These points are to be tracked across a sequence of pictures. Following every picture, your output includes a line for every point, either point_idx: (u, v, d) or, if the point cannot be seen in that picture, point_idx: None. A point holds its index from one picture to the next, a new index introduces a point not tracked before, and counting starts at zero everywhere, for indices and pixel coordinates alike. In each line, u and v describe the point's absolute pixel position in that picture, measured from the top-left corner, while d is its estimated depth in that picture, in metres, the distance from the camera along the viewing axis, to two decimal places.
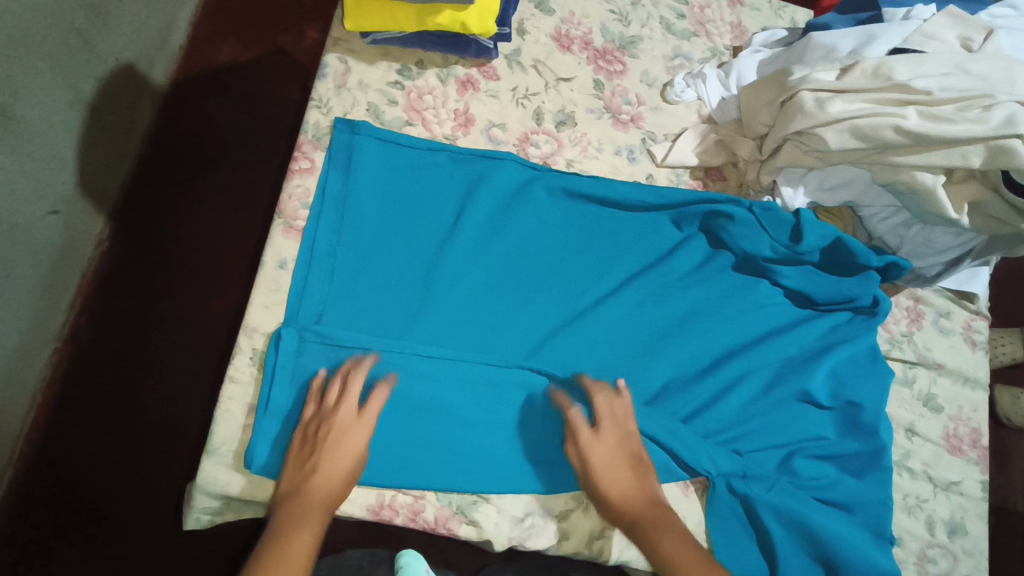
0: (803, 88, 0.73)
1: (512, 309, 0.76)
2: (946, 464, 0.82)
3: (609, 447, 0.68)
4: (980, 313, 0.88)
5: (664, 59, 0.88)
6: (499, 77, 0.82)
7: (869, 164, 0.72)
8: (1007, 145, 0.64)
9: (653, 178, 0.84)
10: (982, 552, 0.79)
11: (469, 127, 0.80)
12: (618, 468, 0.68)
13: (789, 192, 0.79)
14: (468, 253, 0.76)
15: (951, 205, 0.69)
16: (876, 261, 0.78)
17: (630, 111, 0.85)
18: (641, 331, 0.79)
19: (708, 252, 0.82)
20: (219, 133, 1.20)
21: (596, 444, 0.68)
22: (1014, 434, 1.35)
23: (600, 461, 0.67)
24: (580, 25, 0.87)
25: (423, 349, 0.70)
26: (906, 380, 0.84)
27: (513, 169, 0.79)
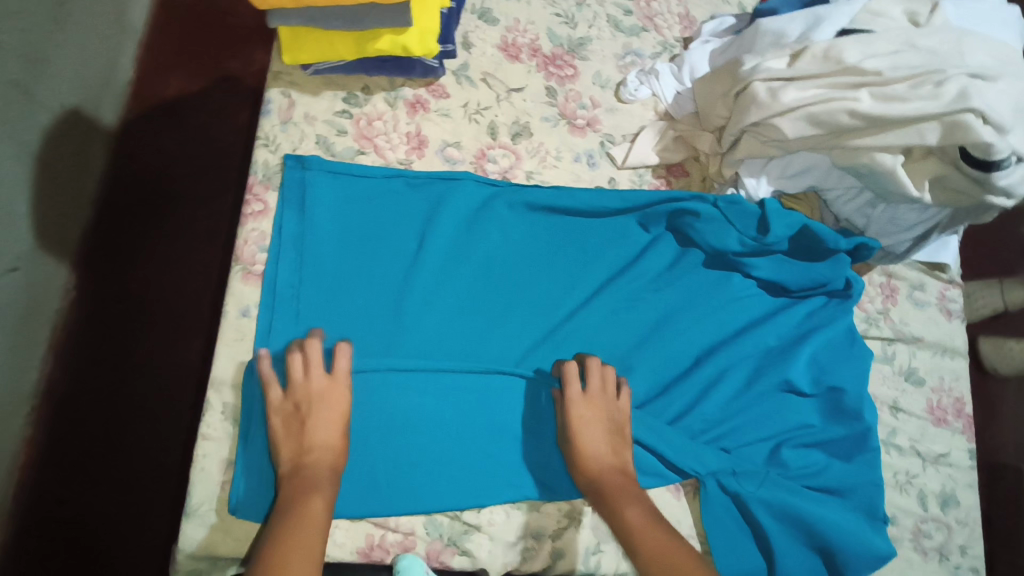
0: (755, 77, 0.72)
1: (485, 330, 0.75)
2: (932, 436, 0.82)
3: (590, 412, 0.69)
4: (953, 281, 0.88)
5: (614, 58, 0.87)
6: (449, 95, 0.80)
7: (830, 148, 0.71)
8: (961, 121, 0.63)
9: (615, 181, 0.82)
10: (974, 520, 0.81)
11: (423, 149, 0.78)
12: (598, 432, 0.68)
13: (752, 182, 0.78)
14: (436, 279, 0.75)
15: (911, 183, 0.68)
16: (843, 245, 0.77)
17: (585, 115, 0.83)
18: (618, 337, 0.78)
19: (677, 251, 0.81)
20: (177, 169, 1.18)
21: (576, 411, 0.69)
22: (998, 385, 1.37)
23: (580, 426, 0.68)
24: (525, 32, 0.85)
25: (400, 382, 0.68)
26: (886, 357, 0.84)
27: (472, 188, 0.77)
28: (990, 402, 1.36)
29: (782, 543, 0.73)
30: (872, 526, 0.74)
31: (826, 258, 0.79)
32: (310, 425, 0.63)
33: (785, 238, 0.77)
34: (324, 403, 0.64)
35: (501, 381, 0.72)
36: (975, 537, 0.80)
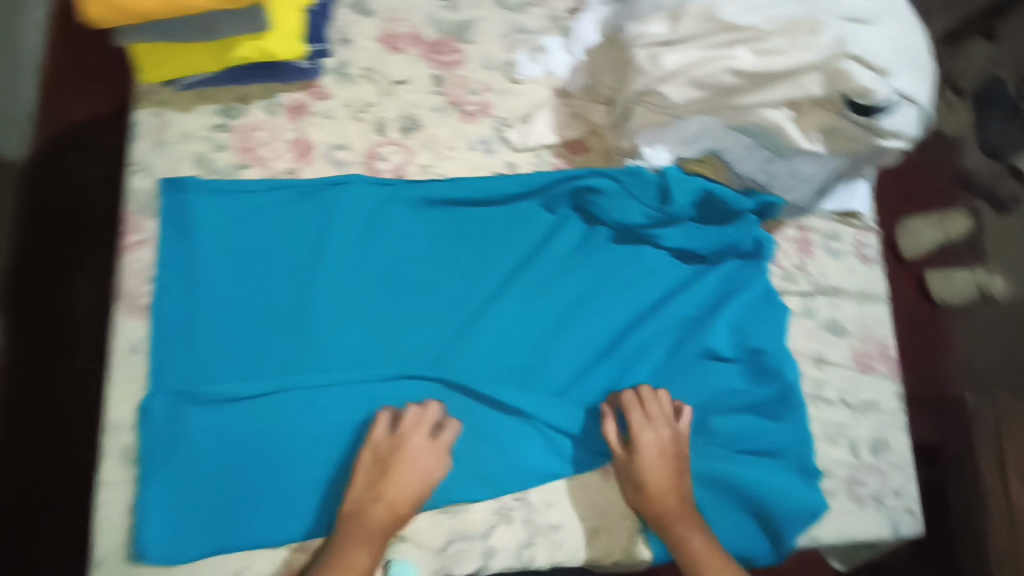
0: (636, 45, 0.70)
1: (395, 336, 0.73)
2: (859, 384, 0.82)
3: (661, 436, 0.71)
4: (868, 227, 0.87)
5: (502, 37, 0.84)
6: (330, 96, 0.78)
7: (720, 109, 0.69)
8: (840, 69, 0.61)
9: (515, 164, 0.80)
10: (908, 462, 0.81)
11: (310, 155, 0.76)
12: (667, 455, 0.70)
13: (650, 152, 0.76)
14: (338, 289, 0.72)
15: (799, 134, 0.67)
16: (745, 204, 0.77)
17: (476, 101, 0.81)
18: (535, 325, 0.76)
19: (586, 230, 0.79)
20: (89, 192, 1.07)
21: (646, 434, 0.70)
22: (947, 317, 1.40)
23: (652, 449, 0.70)
24: (405, 21, 0.82)
25: (308, 400, 0.68)
26: (807, 311, 0.83)
27: (364, 191, 0.75)
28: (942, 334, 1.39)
29: (718, 509, 0.73)
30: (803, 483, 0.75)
31: (731, 220, 0.78)
32: (395, 484, 0.65)
33: (686, 206, 0.76)
34: (411, 466, 0.65)
35: (415, 386, 0.71)
36: (910, 479, 0.81)
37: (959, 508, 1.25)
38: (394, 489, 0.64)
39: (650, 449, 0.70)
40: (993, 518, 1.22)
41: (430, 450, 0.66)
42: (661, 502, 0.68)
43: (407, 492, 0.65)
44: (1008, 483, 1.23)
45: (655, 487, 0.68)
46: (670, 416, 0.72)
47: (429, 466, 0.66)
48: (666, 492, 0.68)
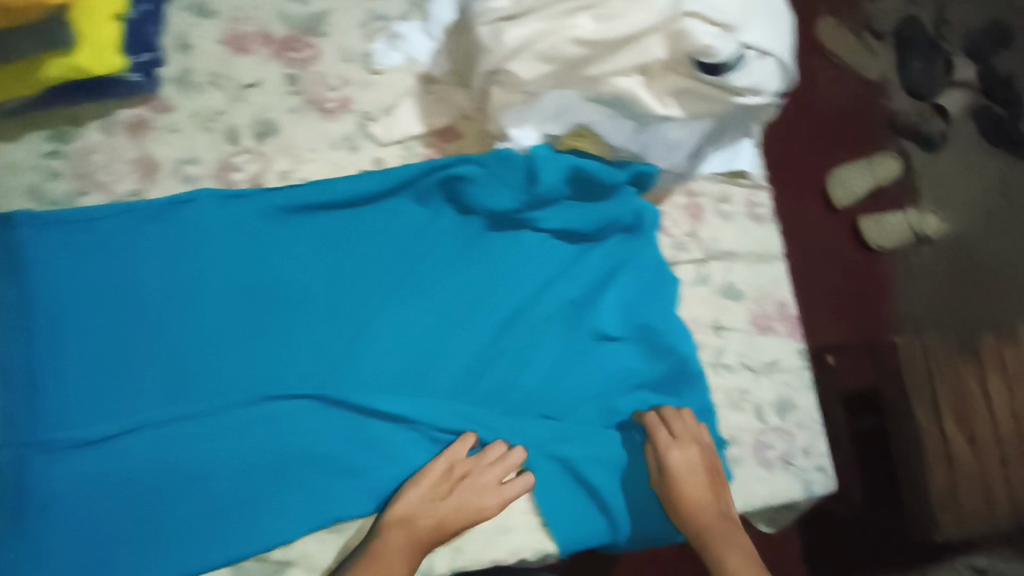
0: (479, 22, 0.65)
1: (265, 356, 0.69)
2: (760, 346, 0.81)
3: (690, 453, 0.70)
4: (759, 185, 0.85)
5: (359, 26, 0.79)
6: (174, 108, 0.73)
7: (575, 82, 0.66)
8: (680, 29, 0.58)
9: (382, 160, 0.77)
10: (815, 420, 0.80)
11: (156, 174, 0.72)
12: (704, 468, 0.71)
13: (518, 132, 0.72)
14: (197, 313, 0.69)
15: (654, 100, 0.65)
16: (619, 177, 0.74)
17: (336, 96, 0.77)
18: (416, 326, 0.73)
19: (460, 220, 0.76)
20: None
21: (674, 452, 0.70)
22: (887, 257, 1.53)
23: (684, 467, 0.69)
24: (252, 19, 0.76)
25: (177, 432, 0.66)
26: (701, 278, 0.81)
27: (214, 209, 0.71)
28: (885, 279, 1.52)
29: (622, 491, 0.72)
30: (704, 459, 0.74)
31: (608, 195, 0.76)
32: (453, 505, 0.66)
33: (556, 185, 0.73)
34: (474, 493, 0.67)
35: (288, 404, 0.68)
36: (818, 436, 0.80)
37: (902, 452, 1.17)
38: (454, 509, 0.66)
39: (683, 468, 0.69)
40: (932, 464, 1.09)
41: (492, 483, 0.67)
42: (698, 516, 0.69)
43: (461, 514, 0.66)
44: (963, 432, 1.08)
45: (691, 503, 0.69)
46: (697, 433, 0.72)
47: (491, 501, 0.67)
48: (705, 505, 0.69)
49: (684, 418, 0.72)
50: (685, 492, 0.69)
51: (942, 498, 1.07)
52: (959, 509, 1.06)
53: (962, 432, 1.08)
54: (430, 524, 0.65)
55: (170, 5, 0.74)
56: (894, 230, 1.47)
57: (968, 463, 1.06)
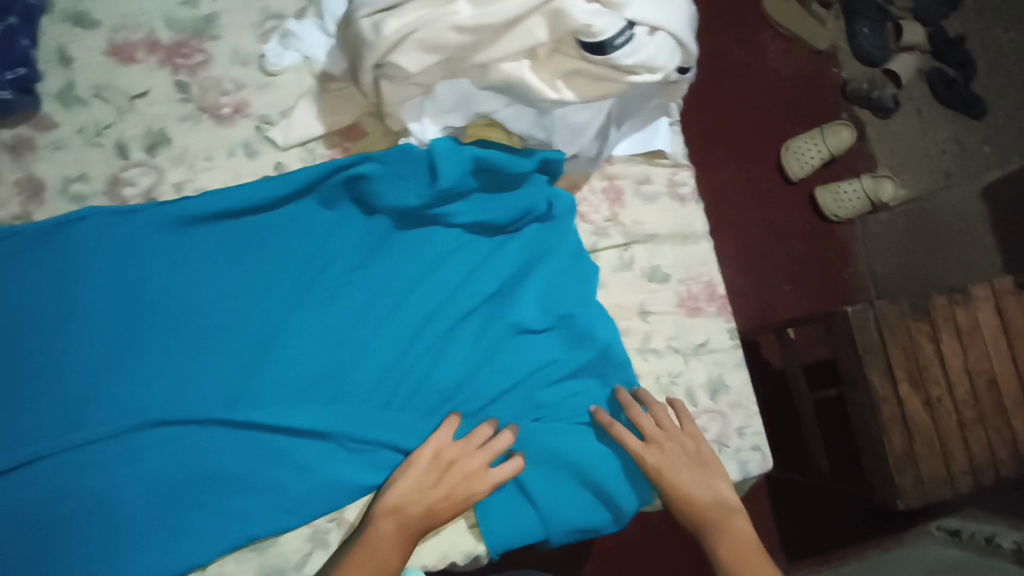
0: (359, 15, 0.63)
1: (172, 377, 0.66)
2: (689, 328, 0.79)
3: (670, 450, 0.70)
4: (680, 164, 0.83)
5: (252, 27, 0.76)
6: (58, 124, 0.70)
7: (465, 70, 0.64)
8: (557, 8, 0.57)
9: (283, 164, 0.74)
10: (747, 399, 0.79)
11: (43, 195, 0.69)
12: (697, 465, 0.70)
13: (418, 127, 0.70)
14: (94, 335, 0.65)
15: (545, 85, 0.63)
16: (526, 166, 0.72)
17: (230, 102, 0.74)
18: (330, 334, 0.71)
19: (367, 221, 0.73)
20: None
21: (653, 450, 0.70)
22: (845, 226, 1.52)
23: (669, 462, 0.70)
24: (137, 27, 0.73)
25: (78, 460, 0.63)
26: (625, 263, 0.80)
27: (103, 223, 0.66)
28: (845, 247, 1.51)
29: (547, 486, 0.71)
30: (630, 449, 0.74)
31: (515, 185, 0.74)
32: (442, 492, 0.65)
33: (460, 180, 0.70)
34: (464, 478, 0.66)
35: (200, 424, 0.66)
36: (751, 414, 0.79)
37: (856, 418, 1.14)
38: (446, 496, 0.65)
39: (668, 465, 0.69)
40: (889, 429, 1.06)
41: (483, 468, 0.67)
42: (693, 507, 0.68)
43: (451, 501, 0.65)
44: (918, 397, 1.08)
45: (683, 495, 0.68)
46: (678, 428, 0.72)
47: (483, 486, 0.66)
48: (701, 496, 0.69)
49: (665, 422, 0.71)
50: (678, 484, 0.69)
51: (899, 461, 1.05)
52: (915, 473, 1.05)
53: (916, 395, 1.08)
54: (420, 511, 0.64)
55: (47, 17, 0.71)
56: (851, 201, 1.45)
57: (924, 426, 1.07)
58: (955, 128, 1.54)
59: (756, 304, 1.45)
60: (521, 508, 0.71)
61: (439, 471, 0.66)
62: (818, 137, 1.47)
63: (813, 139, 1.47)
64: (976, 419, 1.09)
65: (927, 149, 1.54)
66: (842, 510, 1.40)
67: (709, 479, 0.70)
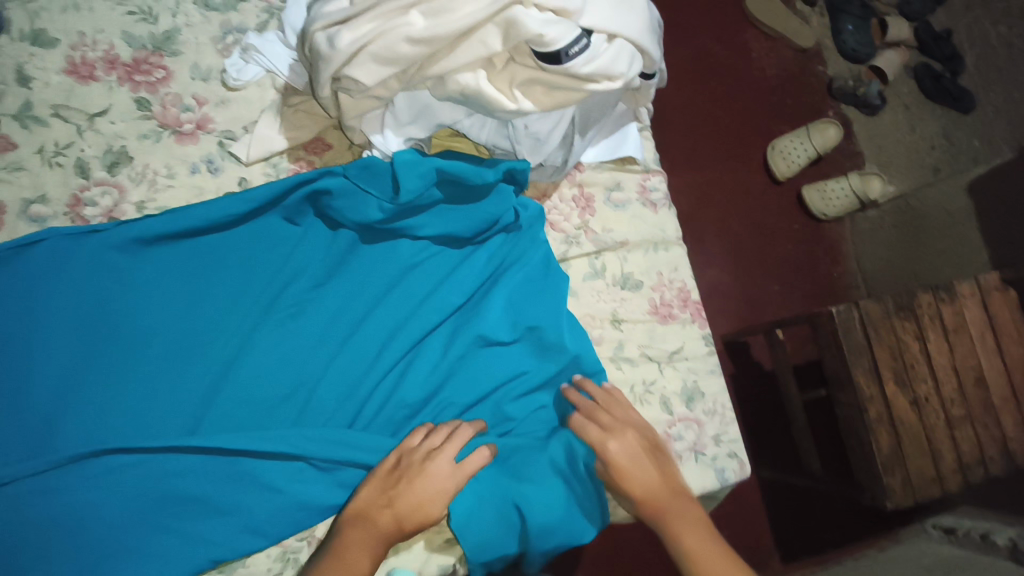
0: (314, 29, 0.62)
1: (136, 399, 0.66)
2: (662, 335, 0.79)
3: (627, 441, 0.67)
4: (651, 170, 0.83)
5: (213, 42, 0.76)
6: (16, 145, 0.69)
7: (422, 82, 0.63)
8: (510, 18, 0.56)
9: (247, 181, 0.74)
10: (723, 405, 0.79)
11: (2, 217, 0.68)
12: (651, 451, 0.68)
13: (381, 139, 0.70)
14: (54, 358, 0.64)
15: (503, 95, 0.62)
16: (490, 177, 0.70)
17: (192, 118, 0.74)
18: (296, 351, 0.70)
19: (331, 236, 0.73)
20: None
21: (611, 442, 0.67)
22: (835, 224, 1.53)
23: (625, 454, 0.66)
24: (96, 44, 0.72)
25: (40, 487, 0.62)
26: (596, 271, 0.79)
27: (62, 246, 0.66)
28: (835, 245, 1.51)
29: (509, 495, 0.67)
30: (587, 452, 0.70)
31: (482, 194, 0.73)
32: (408, 494, 0.62)
33: (423, 193, 0.69)
34: (431, 480, 0.63)
35: (166, 448, 0.65)
36: (728, 421, 0.78)
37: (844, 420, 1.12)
38: (413, 499, 0.62)
39: (624, 455, 0.66)
40: (876, 430, 1.03)
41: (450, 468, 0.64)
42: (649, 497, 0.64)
43: (419, 505, 0.62)
44: (904, 396, 1.05)
45: (639, 485, 0.65)
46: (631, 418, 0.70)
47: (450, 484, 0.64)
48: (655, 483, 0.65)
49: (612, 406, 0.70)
50: (635, 475, 0.65)
51: (886, 462, 1.02)
52: (904, 474, 1.02)
53: (903, 394, 1.05)
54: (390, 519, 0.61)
55: (4, 37, 0.70)
56: (838, 199, 1.43)
57: (911, 426, 1.04)
58: (943, 123, 1.54)
59: (744, 303, 1.44)
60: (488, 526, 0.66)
61: (401, 473, 0.64)
62: (801, 137, 1.45)
63: (796, 139, 1.45)
64: (965, 418, 1.07)
65: (915, 144, 1.54)
66: (838, 510, 1.37)
67: (661, 464, 0.67)
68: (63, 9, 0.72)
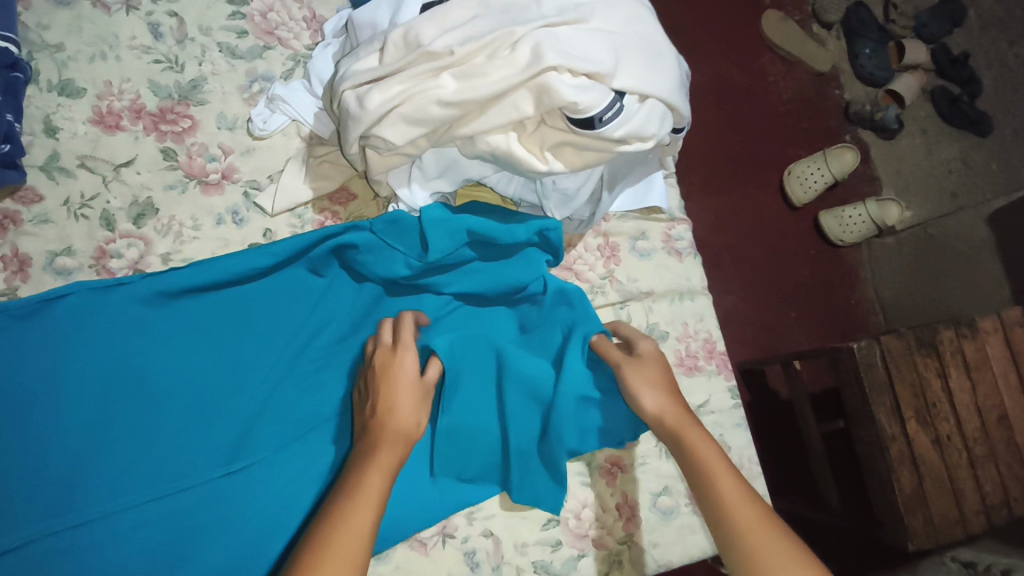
0: (344, 87, 0.62)
1: (162, 454, 0.66)
2: (688, 388, 0.78)
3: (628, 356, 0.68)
4: (676, 218, 0.83)
5: (239, 90, 0.75)
6: (43, 196, 0.69)
7: (451, 140, 0.63)
8: (544, 84, 0.55)
9: (271, 232, 0.74)
10: (750, 459, 0.78)
11: (28, 270, 0.67)
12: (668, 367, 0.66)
13: (408, 193, 0.70)
14: (75, 415, 0.64)
15: (532, 156, 0.61)
16: (521, 235, 0.70)
17: (218, 168, 0.73)
18: (320, 403, 0.72)
19: (355, 289, 0.75)
20: None
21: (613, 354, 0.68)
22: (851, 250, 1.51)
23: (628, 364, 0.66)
24: (122, 94, 0.72)
25: (62, 546, 0.61)
26: (622, 322, 0.78)
27: (88, 300, 0.65)
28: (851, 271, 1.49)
29: (506, 400, 0.68)
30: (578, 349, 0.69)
31: (510, 255, 0.74)
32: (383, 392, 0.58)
33: (449, 253, 0.69)
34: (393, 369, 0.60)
35: (192, 499, 0.65)
36: (753, 475, 0.77)
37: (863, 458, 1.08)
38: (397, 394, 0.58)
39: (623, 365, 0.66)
40: (898, 469, 1.01)
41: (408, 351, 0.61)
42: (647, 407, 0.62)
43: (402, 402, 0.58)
44: (926, 435, 1.03)
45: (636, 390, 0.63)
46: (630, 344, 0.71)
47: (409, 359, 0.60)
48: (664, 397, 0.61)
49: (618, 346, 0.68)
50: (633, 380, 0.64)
51: (907, 503, 1.00)
52: (926, 513, 1.00)
53: (924, 433, 1.03)
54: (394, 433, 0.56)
55: (32, 87, 0.70)
56: (856, 225, 1.42)
57: (933, 465, 1.02)
58: (961, 146, 1.52)
59: (761, 331, 1.42)
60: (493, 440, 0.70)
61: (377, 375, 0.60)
62: (820, 161, 1.43)
63: (814, 162, 1.44)
64: (987, 456, 1.05)
65: (934, 169, 1.52)
66: (855, 543, 1.36)
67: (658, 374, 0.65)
68: (91, 58, 0.72)
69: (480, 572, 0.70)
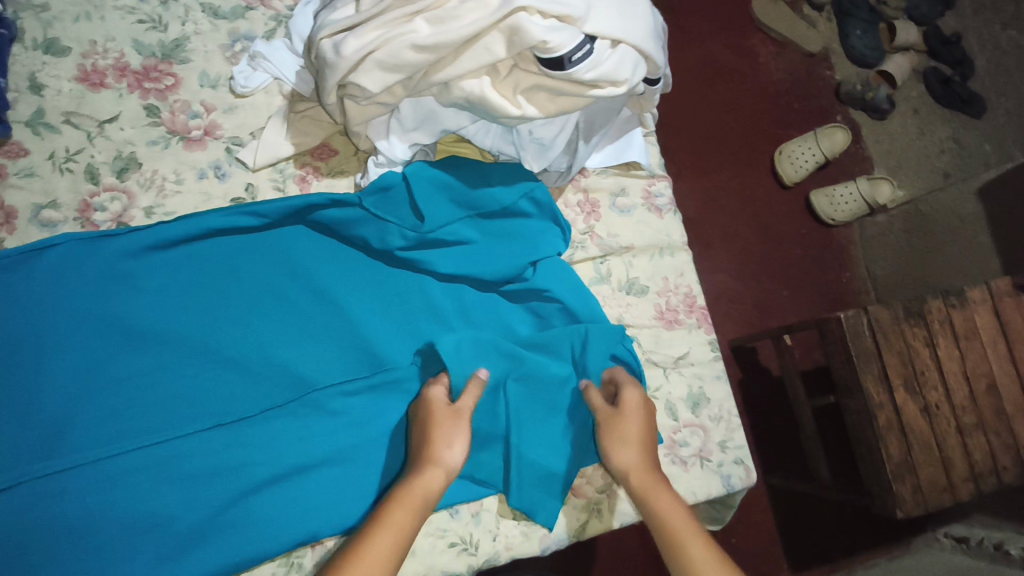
0: (321, 36, 0.62)
1: (152, 404, 0.67)
2: (667, 341, 0.80)
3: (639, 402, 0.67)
4: (657, 176, 0.84)
5: (222, 50, 0.77)
6: (28, 151, 0.70)
7: (427, 88, 0.64)
8: (514, 25, 0.56)
9: (254, 186, 0.75)
10: (729, 411, 0.79)
11: (14, 222, 0.69)
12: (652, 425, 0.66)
13: (387, 145, 0.71)
14: (64, 363, 0.65)
15: (506, 102, 0.62)
16: (505, 198, 0.74)
17: (200, 125, 0.75)
18: (312, 367, 0.73)
19: (343, 256, 0.75)
20: None
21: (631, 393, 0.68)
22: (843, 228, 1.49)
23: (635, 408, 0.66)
24: (106, 52, 0.73)
25: (51, 489, 0.63)
26: (602, 276, 0.80)
27: (77, 250, 0.66)
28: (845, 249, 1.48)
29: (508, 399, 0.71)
30: (575, 347, 0.74)
31: (507, 232, 0.75)
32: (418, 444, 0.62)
33: (444, 220, 0.72)
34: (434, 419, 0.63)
35: (184, 447, 0.67)
36: (733, 427, 0.79)
37: (851, 430, 1.02)
38: (439, 450, 0.61)
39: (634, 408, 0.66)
40: (885, 436, 0.96)
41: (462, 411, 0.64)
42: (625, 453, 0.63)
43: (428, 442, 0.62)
44: (914, 403, 0.98)
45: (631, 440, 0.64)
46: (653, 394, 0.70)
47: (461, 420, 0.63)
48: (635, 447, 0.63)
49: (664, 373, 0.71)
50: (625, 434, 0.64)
51: (895, 470, 0.95)
52: (914, 480, 0.96)
53: (913, 401, 0.98)
54: (437, 474, 0.59)
55: (17, 45, 0.71)
56: (846, 203, 1.41)
57: (921, 433, 0.97)
58: (952, 127, 1.52)
59: (753, 309, 1.41)
60: (498, 438, 0.72)
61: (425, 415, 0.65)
62: (811, 140, 1.43)
63: (806, 141, 1.43)
64: (976, 424, 1.00)
65: (925, 148, 1.52)
66: (862, 526, 1.33)
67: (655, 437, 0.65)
68: (75, 18, 0.73)
69: (460, 518, 0.72)
